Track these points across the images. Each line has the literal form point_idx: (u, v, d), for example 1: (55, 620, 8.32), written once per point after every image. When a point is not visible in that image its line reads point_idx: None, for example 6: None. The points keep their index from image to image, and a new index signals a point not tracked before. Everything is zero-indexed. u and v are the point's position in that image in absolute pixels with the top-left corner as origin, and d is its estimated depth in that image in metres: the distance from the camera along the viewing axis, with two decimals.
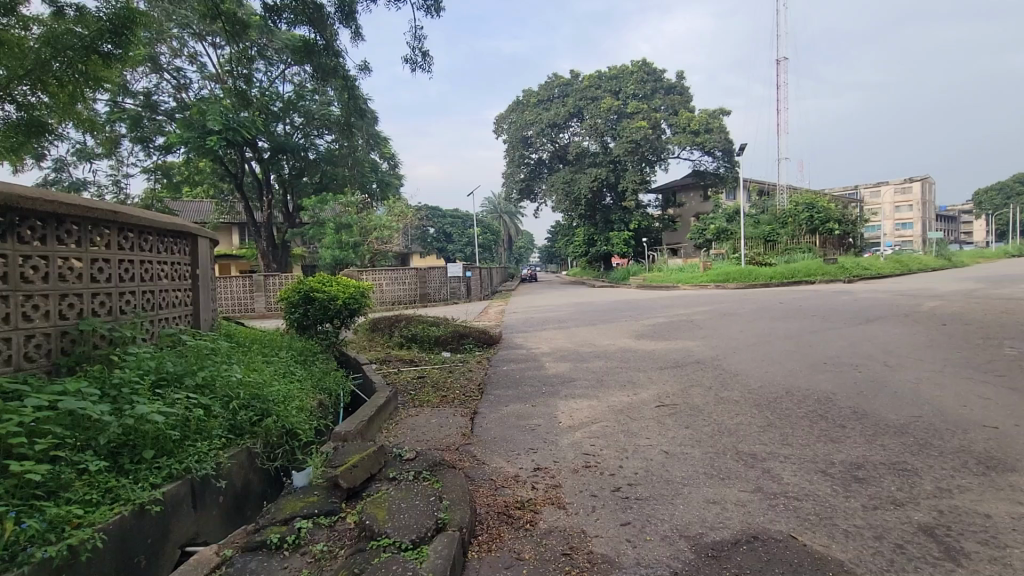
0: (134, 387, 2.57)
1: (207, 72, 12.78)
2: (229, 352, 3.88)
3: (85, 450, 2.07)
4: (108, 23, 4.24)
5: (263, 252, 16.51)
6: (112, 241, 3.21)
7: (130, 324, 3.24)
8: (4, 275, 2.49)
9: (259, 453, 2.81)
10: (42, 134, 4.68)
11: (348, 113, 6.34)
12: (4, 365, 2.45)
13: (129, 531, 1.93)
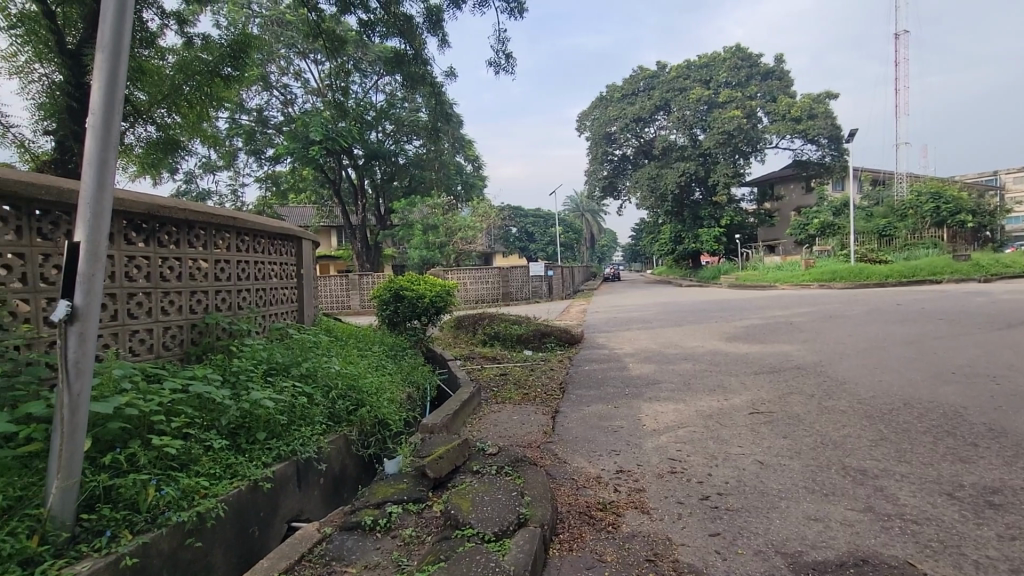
0: (249, 375, 2.86)
1: (310, 87, 13.87)
2: (329, 345, 4.20)
3: (211, 429, 2.34)
4: (228, 48, 4.90)
5: (358, 253, 17.63)
6: (232, 243, 3.59)
7: (245, 318, 3.61)
8: (148, 274, 2.87)
9: (355, 440, 3.02)
10: (176, 151, 5.25)
11: (435, 118, 6.57)
12: (148, 352, 2.82)
13: (245, 504, 2.15)
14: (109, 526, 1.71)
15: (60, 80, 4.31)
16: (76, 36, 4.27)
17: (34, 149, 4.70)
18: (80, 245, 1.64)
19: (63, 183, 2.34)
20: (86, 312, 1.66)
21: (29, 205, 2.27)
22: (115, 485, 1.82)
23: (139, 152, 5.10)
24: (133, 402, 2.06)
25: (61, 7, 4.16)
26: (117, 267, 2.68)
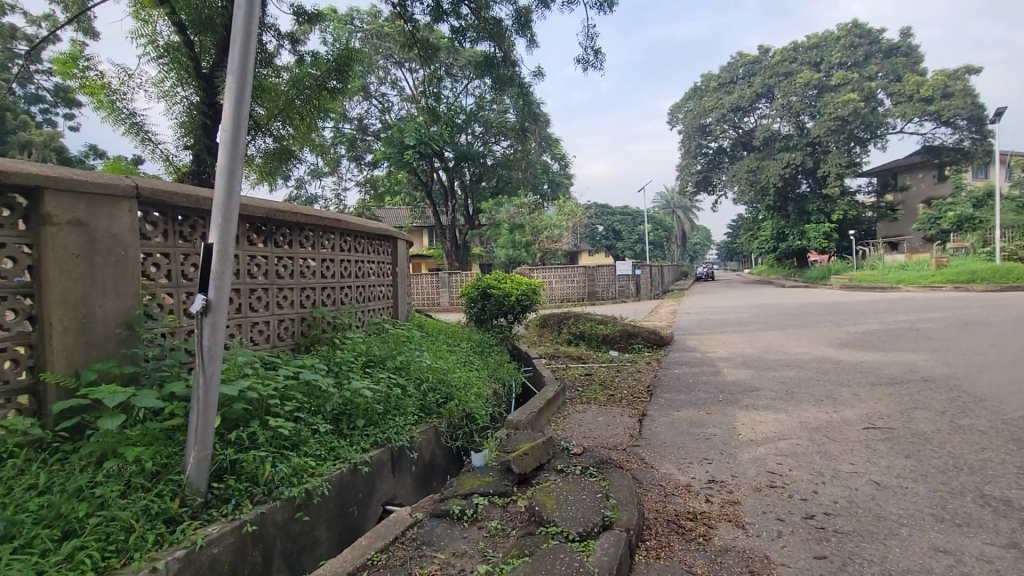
0: (350, 365, 3.08)
1: (405, 94, 14.60)
2: (421, 340, 4.41)
3: (317, 414, 2.55)
4: (334, 63, 5.30)
5: (448, 252, 18.33)
6: (336, 243, 3.88)
7: (347, 312, 3.89)
8: (266, 271, 3.19)
9: (445, 431, 3.14)
10: (289, 160, 5.77)
11: (522, 119, 6.64)
12: (265, 342, 3.14)
13: (346, 484, 2.32)
14: (234, 495, 1.93)
15: (197, 101, 4.90)
16: (209, 60, 4.82)
17: (176, 162, 5.39)
18: (213, 245, 1.87)
19: (199, 191, 2.66)
20: (217, 304, 1.87)
21: (173, 211, 2.61)
22: (238, 459, 2.04)
23: (259, 162, 5.66)
24: (253, 386, 2.30)
25: (198, 36, 4.72)
26: (242, 265, 3.01)
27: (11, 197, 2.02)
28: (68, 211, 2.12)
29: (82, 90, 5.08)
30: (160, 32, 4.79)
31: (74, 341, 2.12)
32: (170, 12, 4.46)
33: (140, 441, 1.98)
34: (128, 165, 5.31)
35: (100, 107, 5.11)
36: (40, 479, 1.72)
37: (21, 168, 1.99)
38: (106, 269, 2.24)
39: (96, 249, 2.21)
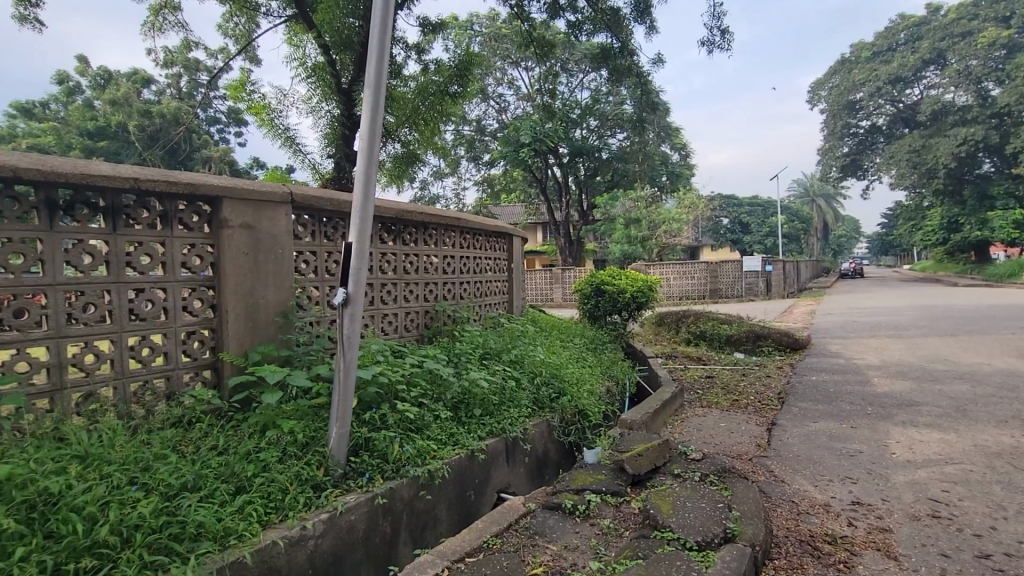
0: (468, 357, 3.24)
1: (521, 93, 14.88)
2: (535, 335, 4.49)
3: (438, 401, 2.72)
4: (455, 68, 5.58)
5: (561, 248, 18.59)
6: (456, 240, 4.09)
7: (465, 306, 4.09)
8: (395, 267, 3.46)
9: (557, 426, 3.17)
10: (414, 164, 6.18)
11: (640, 109, 6.42)
12: (394, 332, 3.42)
13: (464, 469, 2.44)
14: (367, 470, 2.13)
15: (338, 114, 5.46)
16: (348, 76, 5.34)
17: (321, 170, 6.06)
18: (352, 243, 2.07)
19: (340, 195, 2.97)
20: (355, 297, 2.08)
21: (319, 214, 2.95)
22: (371, 437, 2.25)
23: (389, 166, 6.14)
24: (384, 372, 2.51)
25: (339, 55, 5.25)
26: (376, 262, 3.31)
27: (200, 205, 2.43)
28: (240, 215, 2.49)
29: (249, 110, 5.92)
30: (309, 54, 5.41)
31: (244, 326, 2.50)
32: (316, 35, 5.01)
33: (292, 415, 2.27)
34: (284, 174, 6.08)
35: (262, 125, 5.91)
36: (219, 441, 2.05)
37: (206, 181, 2.38)
38: (268, 265, 2.60)
39: (260, 248, 2.57)
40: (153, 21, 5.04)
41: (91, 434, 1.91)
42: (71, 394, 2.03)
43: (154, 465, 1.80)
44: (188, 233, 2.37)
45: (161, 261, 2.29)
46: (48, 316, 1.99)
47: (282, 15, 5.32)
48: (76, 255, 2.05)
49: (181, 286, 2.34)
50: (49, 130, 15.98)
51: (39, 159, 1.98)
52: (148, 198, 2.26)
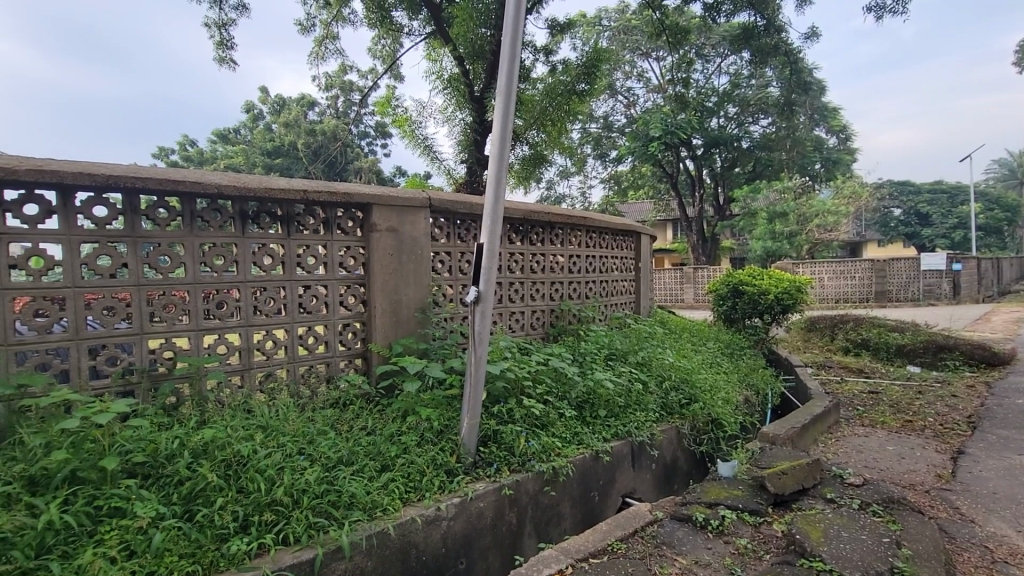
0: (593, 357, 3.22)
1: (652, 85, 14.32)
2: (664, 337, 4.30)
3: (563, 400, 2.74)
4: (584, 66, 5.55)
5: (693, 246, 17.62)
6: (582, 240, 4.08)
7: (591, 306, 4.06)
8: (523, 267, 3.56)
9: (688, 434, 3.01)
10: (542, 164, 6.27)
11: (789, 90, 5.79)
12: (520, 330, 3.53)
13: (588, 470, 2.43)
14: (495, 460, 2.22)
15: (470, 121, 5.76)
16: (480, 84, 5.60)
17: (456, 175, 6.44)
18: (483, 244, 2.17)
19: (472, 199, 3.13)
20: (485, 295, 2.18)
21: (454, 216, 3.14)
22: (499, 430, 2.34)
23: (517, 168, 6.30)
24: (511, 368, 2.60)
25: (472, 65, 5.53)
26: (504, 262, 3.43)
27: (354, 212, 2.73)
28: (386, 220, 2.75)
29: (394, 123, 6.51)
30: (445, 67, 5.78)
31: (388, 320, 2.76)
32: (452, 49, 5.32)
33: (429, 404, 2.45)
34: (422, 180, 6.58)
35: (404, 136, 6.45)
36: (368, 423, 2.29)
37: (359, 190, 2.67)
38: (409, 265, 2.84)
39: (403, 250, 2.82)
40: (317, 50, 5.78)
41: (270, 408, 2.25)
42: (256, 373, 2.41)
43: (317, 439, 2.06)
44: (345, 237, 2.69)
45: (323, 262, 2.62)
46: (241, 308, 2.39)
47: (423, 33, 5.75)
48: (260, 256, 2.43)
49: (338, 283, 2.66)
50: (241, 152, 19.13)
51: (235, 177, 2.38)
52: (315, 207, 2.60)
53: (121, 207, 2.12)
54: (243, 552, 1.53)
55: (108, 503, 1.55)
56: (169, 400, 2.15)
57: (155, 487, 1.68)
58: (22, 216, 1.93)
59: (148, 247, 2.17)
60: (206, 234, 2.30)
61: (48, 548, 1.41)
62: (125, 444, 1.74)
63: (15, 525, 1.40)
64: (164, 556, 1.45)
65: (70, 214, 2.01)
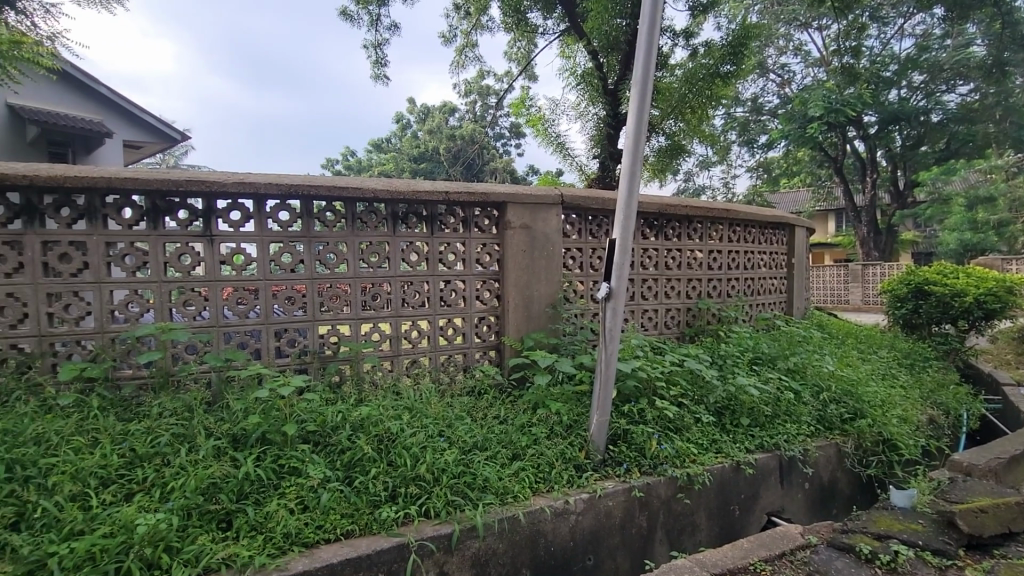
0: (736, 360, 2.97)
1: (812, 58, 12.72)
2: (822, 342, 3.82)
3: (700, 404, 2.58)
4: (729, 46, 4.86)
5: (863, 239, 15.34)
6: (725, 234, 3.78)
7: (734, 305, 3.75)
8: (657, 263, 3.42)
9: (851, 453, 2.63)
10: (680, 155, 5.72)
11: (1000, 47, 4.73)
12: (653, 328, 3.40)
13: (728, 481, 2.27)
14: (625, 460, 2.17)
15: (603, 115, 5.64)
16: (615, 76, 5.48)
17: (587, 171, 6.32)
18: (616, 240, 2.13)
19: (605, 194, 3.08)
20: (617, 292, 2.13)
21: (586, 213, 3.12)
22: (630, 430, 2.29)
23: (652, 161, 5.78)
24: (643, 367, 2.52)
25: (606, 58, 5.44)
26: (637, 258, 3.33)
27: (490, 210, 2.86)
28: (520, 218, 2.83)
29: (528, 123, 6.66)
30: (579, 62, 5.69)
31: (521, 315, 2.85)
32: (586, 43, 5.27)
33: (559, 398, 2.48)
34: (554, 177, 6.63)
35: (538, 135, 6.57)
36: (501, 413, 2.39)
37: (495, 189, 2.78)
38: (541, 261, 2.89)
39: (535, 246, 2.87)
40: (458, 59, 6.15)
41: (415, 392, 2.46)
42: (404, 359, 2.66)
43: (455, 424, 2.21)
44: (481, 234, 2.83)
45: (462, 258, 2.79)
46: (391, 300, 2.64)
47: (557, 31, 5.79)
48: (408, 253, 2.67)
49: (475, 279, 2.82)
50: (393, 159, 21.12)
51: (388, 182, 2.64)
52: (454, 206, 2.77)
53: (299, 212, 2.48)
54: (392, 519, 1.70)
55: (287, 463, 1.83)
56: (334, 378, 2.47)
57: (323, 452, 1.94)
58: (229, 221, 2.35)
59: (319, 245, 2.51)
60: (365, 233, 2.59)
61: (245, 495, 1.71)
62: (301, 413, 2.03)
63: (223, 473, 1.72)
64: (329, 513, 1.68)
65: (262, 219, 2.41)
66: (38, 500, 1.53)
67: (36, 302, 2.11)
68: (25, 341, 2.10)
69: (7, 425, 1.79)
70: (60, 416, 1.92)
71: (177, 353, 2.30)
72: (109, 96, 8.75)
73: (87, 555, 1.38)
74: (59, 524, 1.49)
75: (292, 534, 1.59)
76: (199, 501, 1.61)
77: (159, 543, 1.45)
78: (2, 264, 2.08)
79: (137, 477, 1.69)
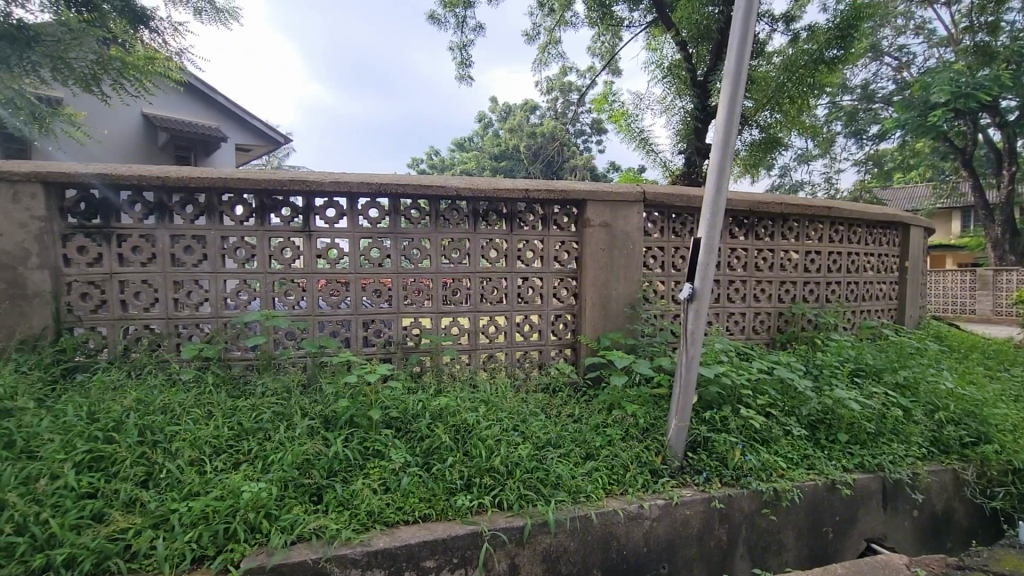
0: (833, 371, 2.73)
1: (937, 37, 11.32)
2: (940, 356, 3.40)
3: (791, 416, 2.41)
4: (837, 28, 4.38)
5: (996, 241, 13.47)
6: (825, 234, 3.48)
7: (833, 311, 3.45)
8: (746, 264, 3.23)
9: (972, 481, 2.34)
10: (776, 149, 5.27)
11: None
12: (740, 332, 3.22)
13: (821, 500, 2.10)
14: (705, 469, 2.07)
15: (691, 108, 5.37)
16: (704, 68, 5.22)
17: (671, 167, 6.07)
18: (701, 239, 2.03)
19: (690, 191, 2.96)
20: (701, 293, 2.04)
21: (669, 210, 3.01)
22: (711, 438, 2.18)
23: (743, 156, 5.42)
24: (727, 373, 2.39)
25: (696, 48, 5.22)
26: (723, 258, 3.18)
27: (569, 208, 2.85)
28: (600, 215, 2.79)
29: (610, 119, 6.53)
30: (665, 54, 5.47)
31: (598, 314, 2.81)
32: (675, 34, 5.06)
33: (636, 400, 2.42)
34: (636, 174, 6.44)
35: (620, 131, 6.42)
36: (575, 412, 2.38)
37: (575, 186, 2.77)
38: (621, 260, 2.83)
39: (615, 245, 2.82)
40: (541, 57, 6.16)
41: (491, 385, 2.52)
42: (481, 354, 2.72)
43: (529, 420, 2.24)
44: (560, 232, 2.83)
45: (540, 256, 2.81)
46: (470, 295, 2.72)
47: (643, 23, 5.62)
48: (487, 250, 2.73)
49: (552, 276, 2.83)
50: (475, 158, 21.62)
51: (470, 180, 2.71)
52: (534, 204, 2.79)
53: (387, 209, 2.61)
54: (466, 507, 1.76)
55: (372, 446, 1.94)
56: (415, 368, 2.58)
57: (404, 438, 2.04)
58: (325, 218, 2.54)
59: (404, 241, 2.64)
60: (447, 231, 2.68)
61: (334, 472, 1.83)
62: (384, 400, 2.15)
63: (315, 450, 1.87)
64: (408, 496, 1.77)
65: (354, 216, 2.57)
66: (163, 461, 1.75)
67: (165, 289, 2.40)
68: (155, 322, 2.40)
69: (140, 394, 2.05)
70: (182, 390, 2.17)
71: (279, 338, 2.52)
72: (226, 105, 9.75)
73: (201, 514, 1.56)
74: (179, 485, 1.69)
75: (374, 512, 1.69)
76: (295, 474, 1.76)
77: (261, 509, 1.60)
78: (139, 254, 2.38)
79: (243, 448, 1.88)
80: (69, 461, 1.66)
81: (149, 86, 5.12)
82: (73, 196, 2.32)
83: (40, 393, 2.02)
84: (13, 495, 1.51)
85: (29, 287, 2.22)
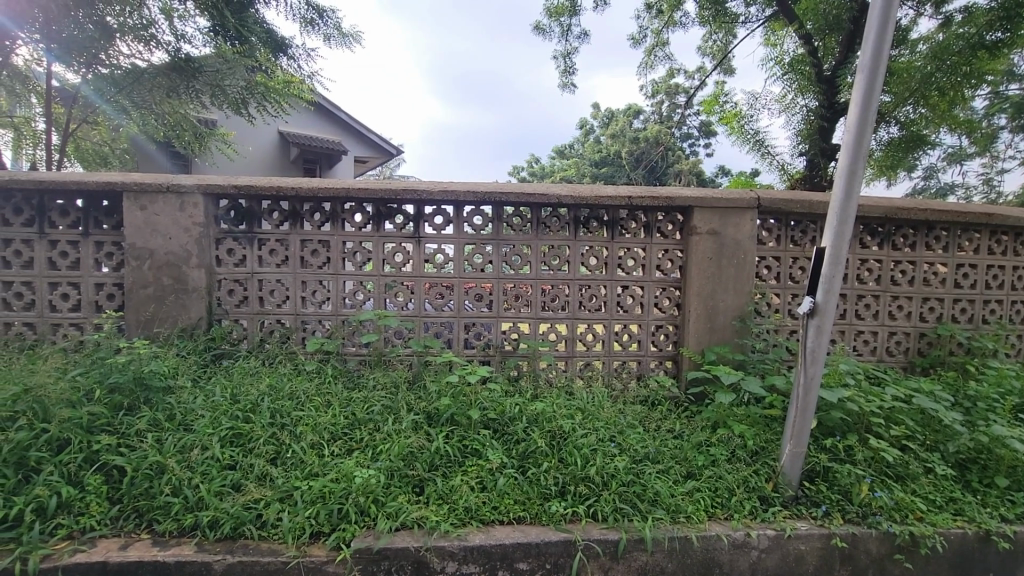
0: (991, 404, 2.33)
1: None
2: None
3: (933, 452, 2.11)
4: (1003, 7, 3.74)
5: None
6: (983, 245, 2.99)
7: (993, 335, 2.95)
8: (879, 277, 2.90)
9: None
10: (920, 148, 4.63)
11: None
12: (870, 353, 2.90)
13: (970, 552, 1.81)
14: (824, 502, 1.87)
15: (815, 106, 4.91)
16: (832, 61, 4.76)
17: (790, 169, 5.59)
18: (825, 248, 1.85)
19: (813, 195, 2.71)
20: (824, 308, 1.85)
21: (787, 217, 2.78)
22: (833, 468, 1.97)
23: (878, 156, 4.85)
24: (854, 398, 2.15)
25: (822, 40, 4.75)
26: (850, 270, 2.88)
27: (675, 215, 2.75)
28: (707, 223, 2.65)
29: (721, 120, 6.19)
30: (786, 49, 5.06)
31: (703, 326, 2.67)
32: (798, 27, 4.66)
33: (744, 420, 2.27)
34: (749, 178, 6.01)
35: (732, 132, 6.05)
36: (676, 427, 2.28)
37: (681, 192, 2.66)
38: (730, 269, 2.67)
39: (724, 253, 2.66)
40: (648, 60, 6.00)
41: (588, 394, 2.49)
42: (578, 361, 2.72)
43: (627, 431, 2.18)
44: (664, 240, 2.74)
45: (642, 264, 2.73)
46: (569, 302, 2.72)
47: (762, 17, 5.24)
48: (587, 258, 2.72)
49: (654, 285, 2.74)
50: (575, 165, 21.65)
51: (572, 187, 2.70)
52: (636, 212, 2.73)
53: (491, 216, 2.70)
54: (561, 514, 1.75)
55: (470, 445, 2.01)
56: (513, 372, 2.63)
57: (502, 440, 2.08)
58: (433, 225, 2.68)
59: (506, 247, 2.70)
60: (547, 237, 2.70)
61: (435, 467, 1.92)
62: (483, 401, 2.21)
63: (419, 444, 1.97)
64: (504, 497, 1.80)
65: (460, 223, 2.68)
66: (290, 442, 1.95)
67: (294, 287, 2.68)
68: (286, 317, 2.69)
69: (272, 381, 2.31)
70: (307, 379, 2.42)
71: (390, 336, 2.70)
72: (347, 120, 10.70)
73: (319, 493, 1.71)
74: (301, 465, 1.87)
75: (472, 509, 1.74)
76: (401, 465, 1.86)
77: (370, 494, 1.72)
78: (275, 257, 2.69)
79: (356, 437, 2.04)
80: (216, 435, 1.91)
81: (287, 106, 5.72)
82: (226, 205, 2.68)
83: (195, 374, 2.35)
84: (173, 461, 1.77)
85: (190, 283, 2.60)
